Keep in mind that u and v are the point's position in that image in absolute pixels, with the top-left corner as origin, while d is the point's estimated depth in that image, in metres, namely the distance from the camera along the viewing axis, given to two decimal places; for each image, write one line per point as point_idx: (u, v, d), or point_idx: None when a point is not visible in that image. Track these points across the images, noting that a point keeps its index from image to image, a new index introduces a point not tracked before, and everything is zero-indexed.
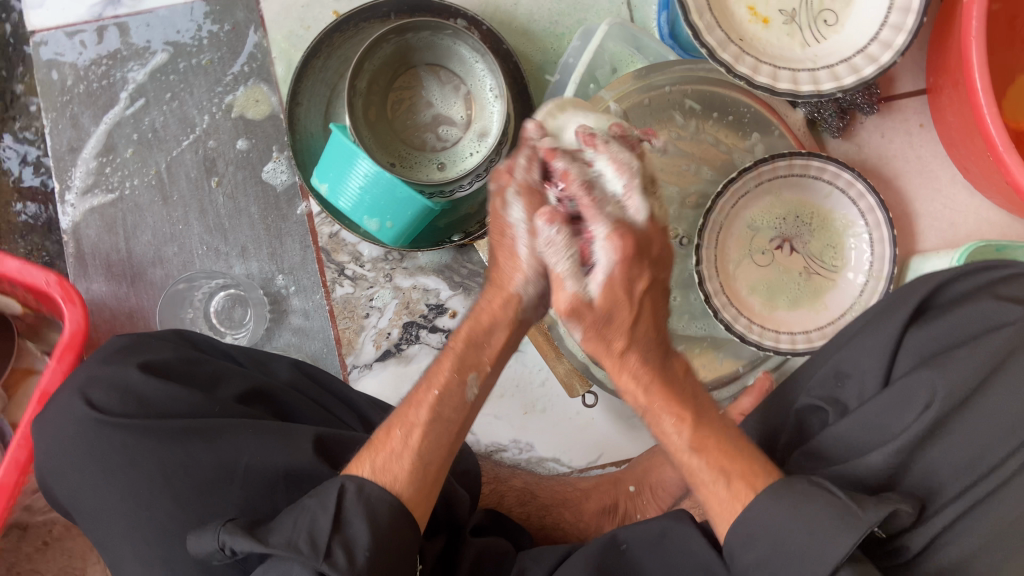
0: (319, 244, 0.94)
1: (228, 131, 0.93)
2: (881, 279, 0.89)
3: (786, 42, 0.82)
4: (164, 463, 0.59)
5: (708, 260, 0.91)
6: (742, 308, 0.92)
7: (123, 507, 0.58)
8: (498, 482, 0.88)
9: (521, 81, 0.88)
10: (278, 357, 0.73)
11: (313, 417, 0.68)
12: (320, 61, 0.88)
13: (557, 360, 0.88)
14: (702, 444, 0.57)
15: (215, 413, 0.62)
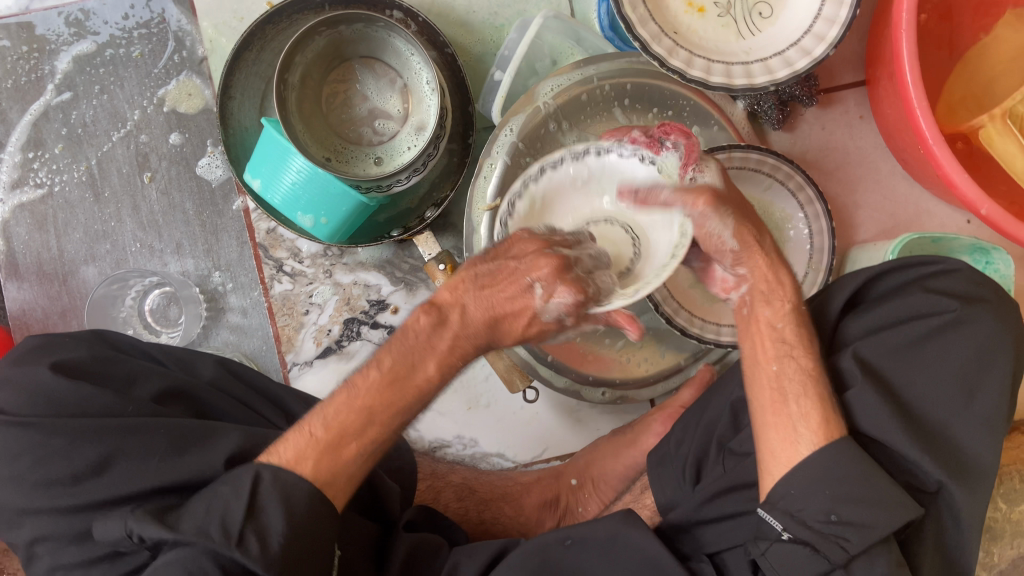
0: (256, 240, 0.92)
1: (160, 126, 0.91)
2: (820, 271, 0.91)
3: (721, 33, 0.82)
4: (70, 463, 0.57)
5: None
6: (683, 302, 0.90)
7: (32, 506, 0.57)
8: (435, 478, 0.87)
9: (458, 73, 0.87)
10: (202, 355, 0.71)
11: (235, 416, 0.67)
12: (253, 53, 0.86)
13: (496, 357, 0.86)
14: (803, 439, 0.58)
15: (129, 414, 0.61)
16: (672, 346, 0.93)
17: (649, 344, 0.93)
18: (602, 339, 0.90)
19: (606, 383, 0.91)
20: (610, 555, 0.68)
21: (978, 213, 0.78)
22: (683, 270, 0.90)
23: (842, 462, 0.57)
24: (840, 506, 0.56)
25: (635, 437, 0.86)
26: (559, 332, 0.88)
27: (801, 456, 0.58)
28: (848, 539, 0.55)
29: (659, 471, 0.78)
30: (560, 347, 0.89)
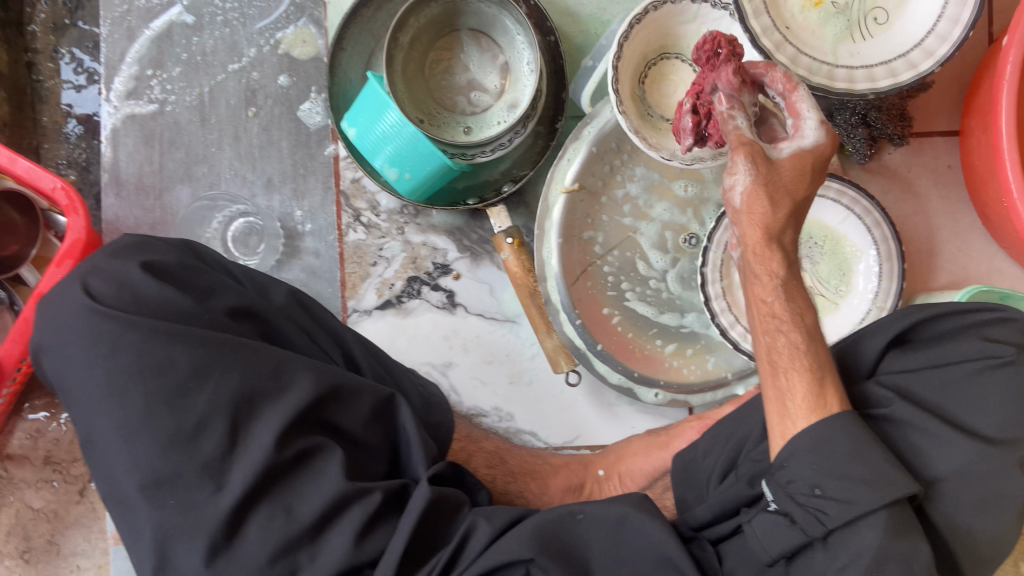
0: (341, 187, 0.97)
1: (272, 66, 0.96)
2: (885, 309, 0.90)
3: (830, 36, 0.84)
4: (139, 358, 0.61)
5: (714, 263, 0.90)
6: (740, 315, 0.91)
7: (100, 395, 0.60)
8: (468, 440, 0.84)
9: (558, 58, 0.90)
10: (278, 283, 0.74)
11: (300, 345, 0.70)
12: (369, 12, 0.91)
13: (546, 334, 0.89)
14: (797, 387, 0.62)
15: (204, 323, 0.64)
16: (722, 358, 0.94)
17: (700, 353, 0.94)
18: (654, 339, 0.93)
19: (656, 384, 0.91)
20: (618, 536, 0.69)
21: None
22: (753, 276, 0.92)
23: (836, 440, 0.59)
24: (825, 481, 0.58)
25: (670, 439, 0.88)
26: (612, 321, 0.92)
27: (792, 430, 0.61)
28: (827, 514, 0.58)
29: (684, 472, 0.80)
30: (609, 338, 0.91)
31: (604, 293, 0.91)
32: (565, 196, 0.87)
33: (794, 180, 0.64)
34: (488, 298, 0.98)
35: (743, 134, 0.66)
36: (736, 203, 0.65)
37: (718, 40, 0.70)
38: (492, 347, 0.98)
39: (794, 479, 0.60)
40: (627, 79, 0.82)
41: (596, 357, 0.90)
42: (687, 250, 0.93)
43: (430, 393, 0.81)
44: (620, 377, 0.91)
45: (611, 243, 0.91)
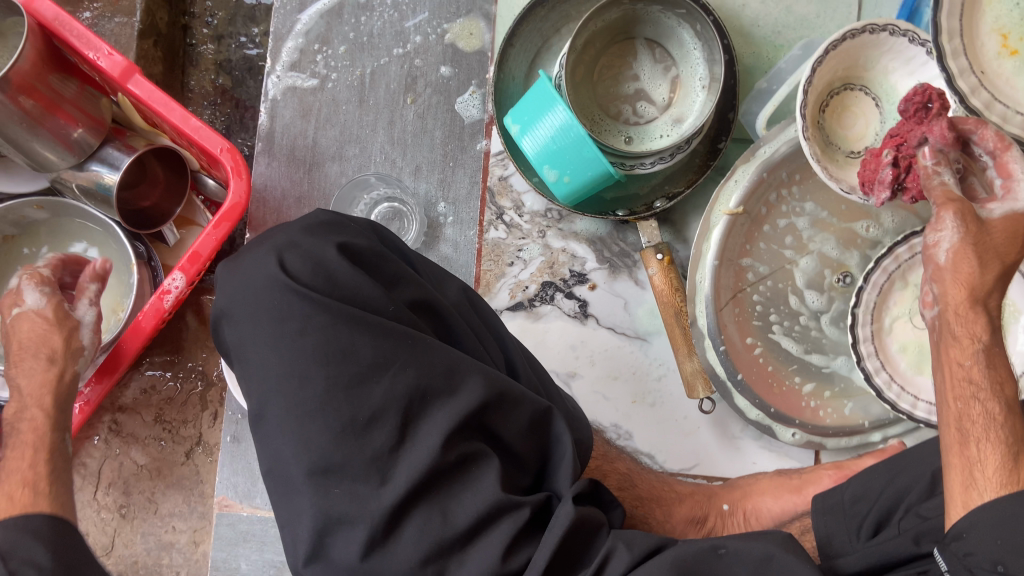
0: (487, 184, 0.96)
1: (436, 55, 0.96)
2: None
3: (1022, 83, 0.81)
4: (325, 341, 0.61)
5: (867, 304, 0.87)
6: (887, 363, 0.88)
7: (281, 372, 0.61)
8: (603, 458, 0.83)
9: (731, 77, 0.88)
10: (451, 277, 0.74)
11: (469, 346, 0.69)
12: (544, 12, 0.90)
13: (687, 357, 0.86)
14: (984, 457, 0.60)
15: (386, 313, 0.64)
16: (859, 404, 0.91)
17: (838, 397, 0.91)
18: (792, 375, 0.90)
19: (793, 422, 0.89)
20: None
21: None
22: (902, 325, 0.89)
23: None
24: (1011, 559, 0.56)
25: (802, 484, 0.86)
26: (754, 352, 0.89)
27: (976, 501, 0.59)
28: None
29: (825, 517, 0.77)
30: (750, 369, 0.89)
31: (750, 322, 0.89)
32: (728, 218, 0.86)
33: (1004, 244, 0.65)
34: (621, 313, 0.96)
35: (948, 189, 0.66)
36: (941, 261, 0.66)
37: (930, 93, 0.70)
38: (619, 363, 0.96)
39: (973, 552, 0.57)
40: (814, 107, 0.80)
41: (734, 387, 0.88)
42: (841, 288, 0.90)
43: (569, 404, 0.79)
44: (758, 414, 0.89)
45: (764, 273, 0.89)
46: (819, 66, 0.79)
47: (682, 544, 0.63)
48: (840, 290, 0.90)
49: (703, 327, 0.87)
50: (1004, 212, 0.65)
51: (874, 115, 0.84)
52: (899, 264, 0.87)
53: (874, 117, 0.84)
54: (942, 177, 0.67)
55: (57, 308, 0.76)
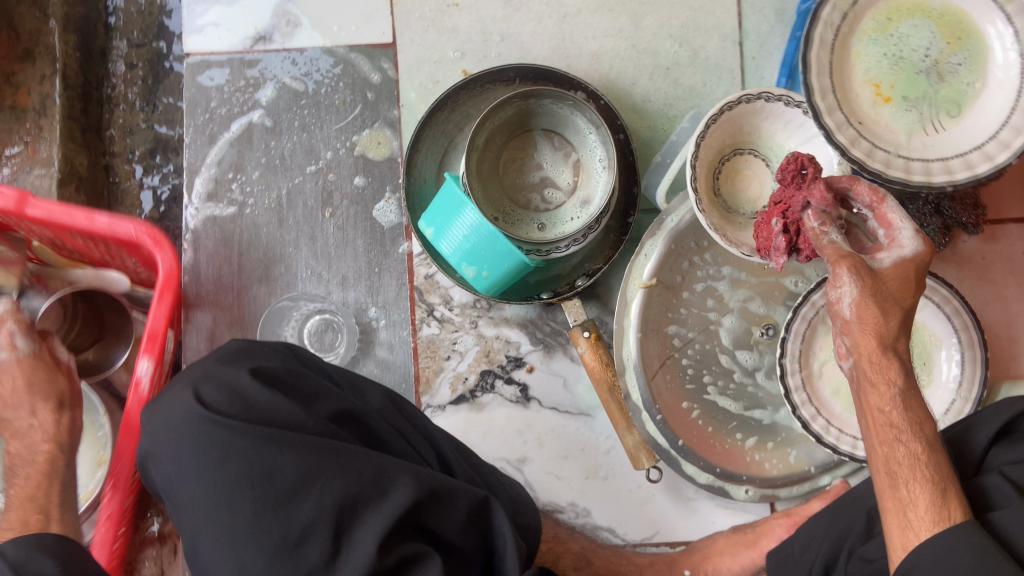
0: (414, 283, 0.98)
1: (348, 168, 0.99)
2: (970, 401, 0.89)
3: (900, 127, 0.86)
4: (248, 466, 0.61)
5: (793, 354, 0.89)
6: (822, 408, 0.90)
7: (209, 502, 0.61)
8: (556, 541, 0.85)
9: (629, 155, 0.92)
10: (372, 385, 0.75)
11: (398, 448, 0.70)
12: (444, 114, 0.93)
13: (627, 431, 0.86)
14: (915, 496, 0.61)
15: (308, 429, 0.65)
16: (803, 451, 0.92)
17: (781, 446, 0.93)
18: (733, 432, 0.92)
19: (743, 480, 0.91)
20: None
21: None
22: (830, 368, 0.91)
23: (960, 551, 0.57)
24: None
25: (757, 538, 0.88)
26: (691, 416, 0.91)
27: (912, 542, 0.59)
28: None
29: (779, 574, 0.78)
30: (690, 433, 0.90)
31: (683, 386, 0.91)
32: (643, 291, 0.88)
33: (900, 291, 0.65)
34: (562, 391, 0.98)
35: (839, 247, 0.66)
36: (846, 314, 0.66)
37: (802, 160, 0.73)
38: (567, 441, 0.97)
39: None
40: (704, 178, 0.84)
41: (678, 453, 0.89)
42: (766, 341, 0.93)
43: (515, 491, 0.82)
44: (708, 477, 0.91)
45: (688, 335, 0.92)
46: (702, 140, 0.83)
47: None
48: (765, 343, 0.92)
49: (639, 399, 0.89)
50: (896, 262, 0.65)
51: (765, 174, 0.88)
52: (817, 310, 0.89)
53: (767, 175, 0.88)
54: (830, 238, 0.68)
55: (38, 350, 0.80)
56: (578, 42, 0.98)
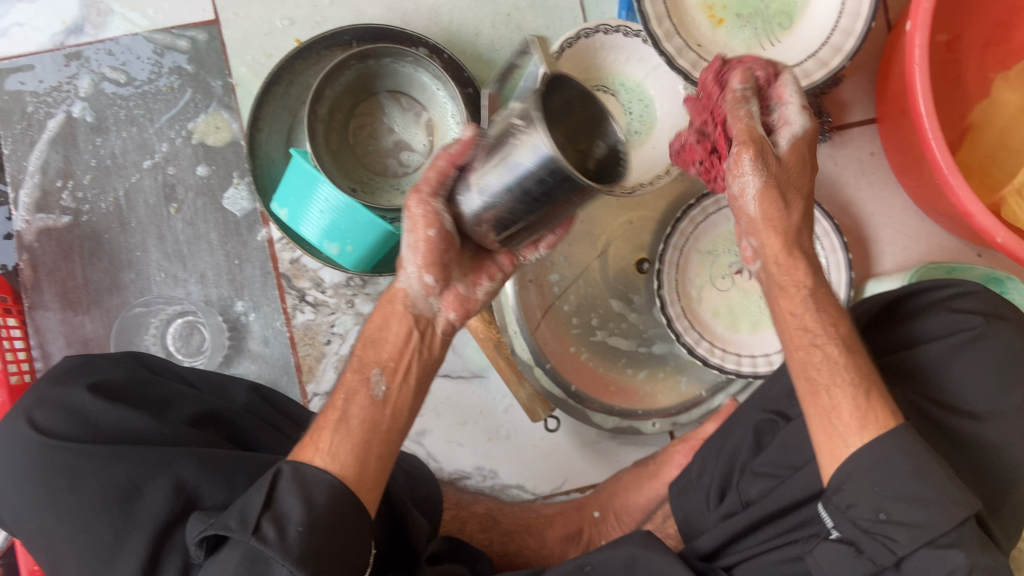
0: (280, 270, 0.93)
1: (188, 158, 0.93)
2: (838, 303, 0.91)
3: (737, 46, 0.86)
4: (101, 487, 0.56)
5: (670, 283, 0.89)
6: (704, 331, 0.90)
7: (66, 530, 0.56)
8: (460, 507, 0.86)
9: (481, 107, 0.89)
10: (235, 381, 0.73)
11: (267, 441, 0.67)
12: (281, 88, 0.88)
13: (518, 385, 0.84)
14: (864, 419, 0.57)
15: (165, 436, 0.60)
16: (693, 377, 0.93)
17: (672, 375, 0.93)
18: (624, 369, 0.92)
19: (645, 415, 0.91)
20: None
21: (994, 242, 0.78)
22: (710, 295, 0.91)
23: (897, 458, 0.55)
24: (890, 505, 0.55)
25: (657, 469, 0.88)
26: (582, 358, 0.91)
27: (844, 451, 0.57)
28: (896, 541, 0.55)
29: (681, 499, 0.80)
30: (582, 376, 0.91)
31: (570, 330, 0.91)
32: None
33: (799, 175, 0.62)
34: (451, 357, 0.95)
35: (752, 132, 0.59)
36: (749, 211, 0.62)
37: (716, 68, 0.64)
38: (463, 407, 0.95)
39: (852, 504, 0.56)
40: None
41: (572, 399, 0.89)
42: (641, 274, 0.93)
43: (414, 468, 0.80)
44: (615, 420, 0.91)
45: (567, 280, 0.91)
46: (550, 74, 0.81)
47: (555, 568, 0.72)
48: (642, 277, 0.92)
49: (528, 351, 0.88)
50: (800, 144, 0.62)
51: (615, 101, 0.87)
52: (687, 236, 0.90)
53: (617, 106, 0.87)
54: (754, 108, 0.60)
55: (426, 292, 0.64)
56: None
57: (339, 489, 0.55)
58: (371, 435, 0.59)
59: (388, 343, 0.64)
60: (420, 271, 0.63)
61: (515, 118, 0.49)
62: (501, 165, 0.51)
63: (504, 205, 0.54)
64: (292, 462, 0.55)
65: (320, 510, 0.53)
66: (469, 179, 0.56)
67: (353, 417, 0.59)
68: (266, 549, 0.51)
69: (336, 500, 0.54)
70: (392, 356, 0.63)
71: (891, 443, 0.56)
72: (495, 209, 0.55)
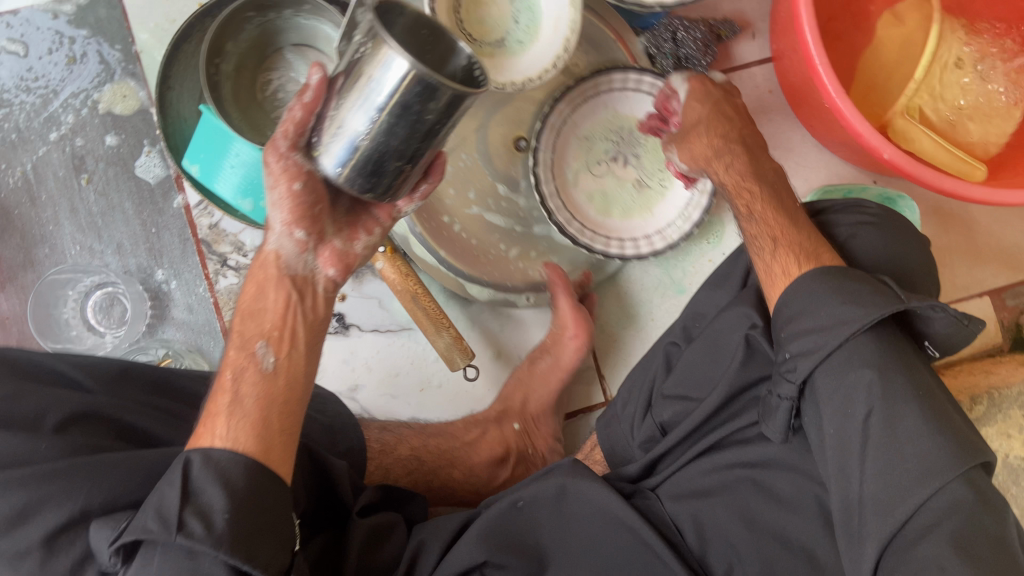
0: (199, 236, 0.92)
1: (95, 128, 0.91)
2: (705, 192, 0.89)
3: None
4: None
5: (544, 162, 0.89)
6: (573, 212, 0.92)
7: None
8: (384, 455, 0.87)
9: None
10: (109, 365, 0.67)
11: (156, 430, 0.64)
12: (191, 46, 0.87)
13: (436, 335, 0.86)
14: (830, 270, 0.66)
15: (41, 451, 0.55)
16: (608, 319, 1.01)
17: (544, 255, 0.96)
18: (496, 244, 0.94)
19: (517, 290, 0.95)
20: (562, 510, 0.73)
21: (881, 158, 0.83)
22: (584, 174, 0.94)
23: (818, 292, 0.64)
24: (799, 340, 0.63)
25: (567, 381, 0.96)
26: (453, 230, 0.92)
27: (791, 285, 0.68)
28: (795, 370, 0.63)
29: (607, 430, 0.83)
30: (456, 248, 0.92)
31: (473, 242, 0.93)
32: None
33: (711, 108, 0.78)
34: (379, 312, 0.96)
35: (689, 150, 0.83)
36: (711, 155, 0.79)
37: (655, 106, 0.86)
38: (395, 359, 0.96)
39: (784, 344, 0.65)
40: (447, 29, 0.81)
41: (442, 265, 0.91)
42: (519, 152, 0.94)
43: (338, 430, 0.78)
44: (490, 292, 0.94)
45: (446, 151, 0.91)
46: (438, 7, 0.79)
47: (489, 509, 0.72)
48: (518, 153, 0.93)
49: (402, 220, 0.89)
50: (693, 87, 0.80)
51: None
52: (564, 118, 0.90)
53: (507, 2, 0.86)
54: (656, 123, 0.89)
55: (299, 249, 0.64)
56: None
57: (254, 466, 0.55)
58: (268, 408, 0.59)
59: (260, 309, 0.62)
60: (288, 228, 0.62)
61: (365, 41, 0.51)
62: (359, 98, 0.52)
63: (371, 145, 0.54)
64: (200, 448, 0.54)
65: (241, 495, 0.53)
66: (322, 125, 0.56)
67: (246, 395, 0.58)
68: (196, 544, 0.50)
69: (254, 480, 0.54)
70: (275, 326, 0.62)
71: (803, 284, 0.66)
72: (361, 157, 0.55)
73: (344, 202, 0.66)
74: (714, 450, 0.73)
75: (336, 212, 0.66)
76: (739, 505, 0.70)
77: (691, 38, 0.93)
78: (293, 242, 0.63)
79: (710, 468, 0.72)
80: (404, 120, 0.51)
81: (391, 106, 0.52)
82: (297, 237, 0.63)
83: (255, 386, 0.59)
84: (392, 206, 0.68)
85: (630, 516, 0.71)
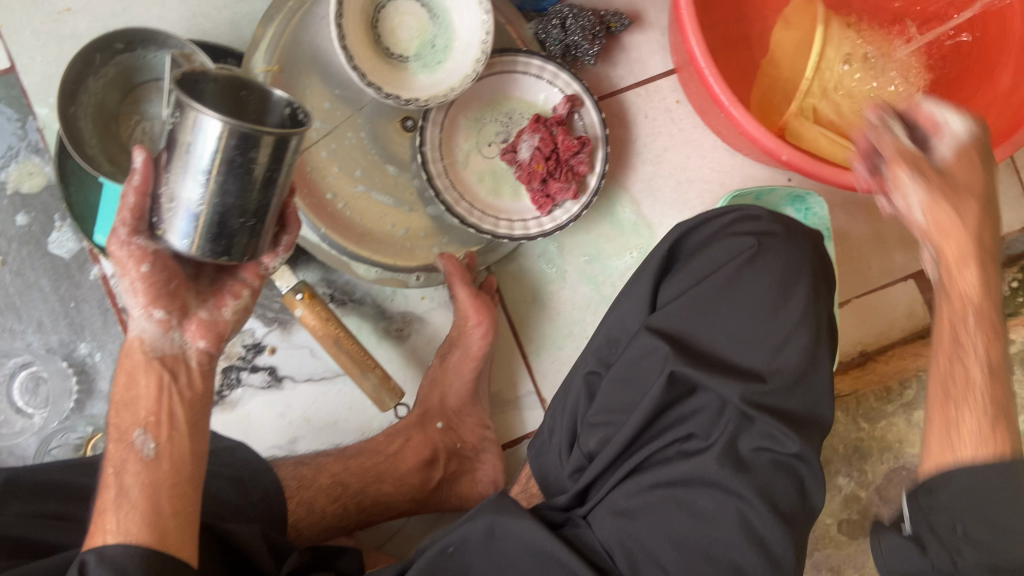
0: (119, 305, 0.92)
1: (4, 209, 0.91)
2: (594, 175, 0.95)
3: None
4: None
5: (432, 142, 0.92)
6: (464, 192, 0.95)
7: None
8: (303, 488, 0.86)
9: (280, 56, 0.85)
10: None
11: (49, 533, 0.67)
12: None
13: (362, 377, 0.86)
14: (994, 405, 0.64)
15: None
16: (540, 342, 1.02)
17: (433, 235, 0.96)
18: (384, 224, 0.93)
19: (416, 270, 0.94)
20: (493, 550, 0.72)
21: (780, 159, 0.84)
22: (475, 156, 0.97)
23: (993, 477, 0.59)
24: (959, 514, 0.59)
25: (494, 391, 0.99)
26: (348, 215, 0.91)
27: (953, 456, 0.63)
28: (961, 551, 0.59)
29: (539, 460, 0.82)
30: (358, 238, 0.91)
31: (384, 251, 0.93)
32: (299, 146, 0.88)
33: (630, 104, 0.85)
34: (312, 361, 0.95)
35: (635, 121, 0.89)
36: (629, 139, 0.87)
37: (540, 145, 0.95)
38: (331, 407, 0.96)
39: (933, 514, 0.61)
40: (357, 44, 0.85)
41: (346, 255, 0.90)
42: (407, 132, 0.94)
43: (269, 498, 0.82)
44: (378, 271, 0.93)
45: (339, 151, 0.91)
46: (343, 25, 0.83)
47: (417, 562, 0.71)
48: (406, 133, 0.94)
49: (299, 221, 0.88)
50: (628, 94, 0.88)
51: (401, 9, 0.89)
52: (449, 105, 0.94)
53: (421, 13, 0.90)
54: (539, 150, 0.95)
55: (162, 327, 0.70)
56: (209, 14, 0.92)
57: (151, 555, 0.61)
58: (160, 492, 0.65)
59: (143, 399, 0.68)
60: (147, 310, 0.68)
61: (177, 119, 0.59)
62: (186, 168, 0.60)
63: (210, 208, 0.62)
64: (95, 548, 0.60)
65: None
66: (161, 204, 0.64)
67: (129, 484, 0.64)
68: None
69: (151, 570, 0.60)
70: (150, 412, 0.68)
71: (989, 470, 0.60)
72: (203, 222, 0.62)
73: (205, 275, 0.72)
74: (644, 471, 0.71)
75: (198, 285, 0.72)
76: (663, 527, 0.68)
77: (579, 27, 0.95)
78: (153, 324, 0.69)
79: (642, 489, 0.70)
80: (233, 176, 0.59)
81: (219, 168, 0.59)
82: (158, 316, 0.69)
83: (146, 477, 0.65)
84: (256, 265, 0.74)
85: (560, 552, 0.70)
